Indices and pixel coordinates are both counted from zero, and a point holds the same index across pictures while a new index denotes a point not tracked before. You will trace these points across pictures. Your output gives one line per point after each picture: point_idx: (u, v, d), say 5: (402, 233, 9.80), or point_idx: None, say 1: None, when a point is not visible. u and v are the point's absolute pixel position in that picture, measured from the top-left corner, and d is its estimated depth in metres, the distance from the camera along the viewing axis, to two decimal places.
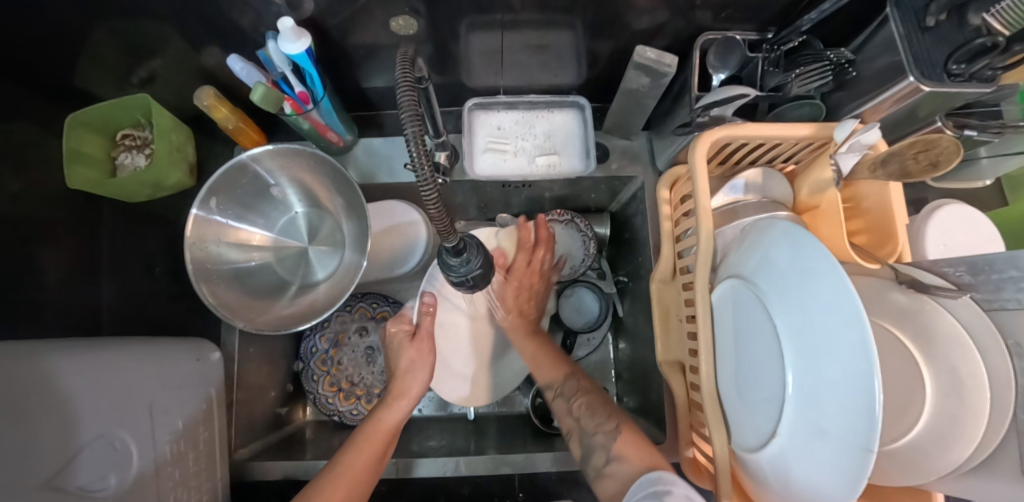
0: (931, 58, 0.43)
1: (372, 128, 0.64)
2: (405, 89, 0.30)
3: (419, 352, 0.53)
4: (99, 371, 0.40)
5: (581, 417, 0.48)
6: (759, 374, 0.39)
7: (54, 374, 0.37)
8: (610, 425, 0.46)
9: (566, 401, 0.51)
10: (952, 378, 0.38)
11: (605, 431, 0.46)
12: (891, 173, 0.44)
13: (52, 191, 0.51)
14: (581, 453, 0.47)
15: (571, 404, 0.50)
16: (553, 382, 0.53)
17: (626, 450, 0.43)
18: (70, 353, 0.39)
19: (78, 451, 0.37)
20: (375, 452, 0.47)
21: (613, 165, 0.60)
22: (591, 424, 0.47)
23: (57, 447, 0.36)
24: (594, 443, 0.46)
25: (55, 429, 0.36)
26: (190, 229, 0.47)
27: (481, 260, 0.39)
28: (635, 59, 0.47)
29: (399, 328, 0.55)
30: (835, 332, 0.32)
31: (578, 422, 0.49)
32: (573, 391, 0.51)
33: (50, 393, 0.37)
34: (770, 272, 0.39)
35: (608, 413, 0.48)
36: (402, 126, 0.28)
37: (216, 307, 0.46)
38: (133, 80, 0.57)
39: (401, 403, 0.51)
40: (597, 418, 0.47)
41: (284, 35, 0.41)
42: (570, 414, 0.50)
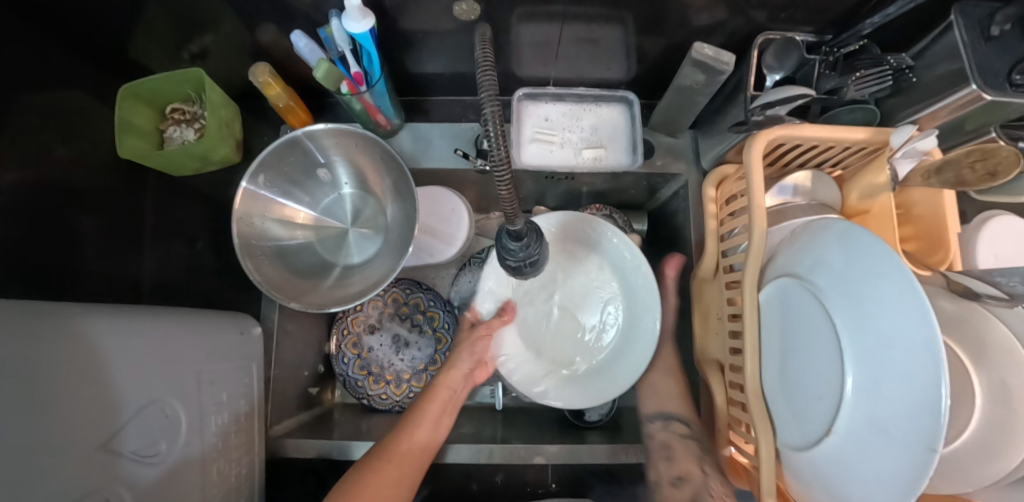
0: (993, 68, 0.42)
1: (417, 113, 0.64)
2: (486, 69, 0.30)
3: (475, 343, 0.59)
4: (149, 337, 0.39)
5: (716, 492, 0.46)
6: (812, 374, 0.39)
7: (103, 337, 0.35)
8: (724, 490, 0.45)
9: (701, 463, 0.49)
10: (1000, 386, 0.38)
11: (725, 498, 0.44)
12: (946, 181, 0.44)
13: (101, 161, 0.52)
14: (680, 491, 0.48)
15: (710, 483, 0.47)
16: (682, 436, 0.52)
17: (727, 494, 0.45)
18: (116, 316, 0.37)
19: (127, 418, 0.36)
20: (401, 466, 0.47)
21: (657, 162, 0.60)
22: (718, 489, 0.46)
23: (114, 411, 0.35)
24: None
25: (108, 396, 0.34)
26: (238, 203, 0.48)
27: (540, 247, 0.39)
28: (692, 56, 0.47)
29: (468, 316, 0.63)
30: (901, 331, 0.32)
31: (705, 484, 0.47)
32: (707, 462, 0.49)
33: (100, 358, 0.35)
34: (826, 272, 0.39)
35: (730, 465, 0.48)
36: (482, 107, 0.28)
37: (260, 283, 0.47)
38: (185, 55, 0.57)
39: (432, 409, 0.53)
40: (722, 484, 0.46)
41: (350, 13, 0.41)
42: (703, 483, 0.47)
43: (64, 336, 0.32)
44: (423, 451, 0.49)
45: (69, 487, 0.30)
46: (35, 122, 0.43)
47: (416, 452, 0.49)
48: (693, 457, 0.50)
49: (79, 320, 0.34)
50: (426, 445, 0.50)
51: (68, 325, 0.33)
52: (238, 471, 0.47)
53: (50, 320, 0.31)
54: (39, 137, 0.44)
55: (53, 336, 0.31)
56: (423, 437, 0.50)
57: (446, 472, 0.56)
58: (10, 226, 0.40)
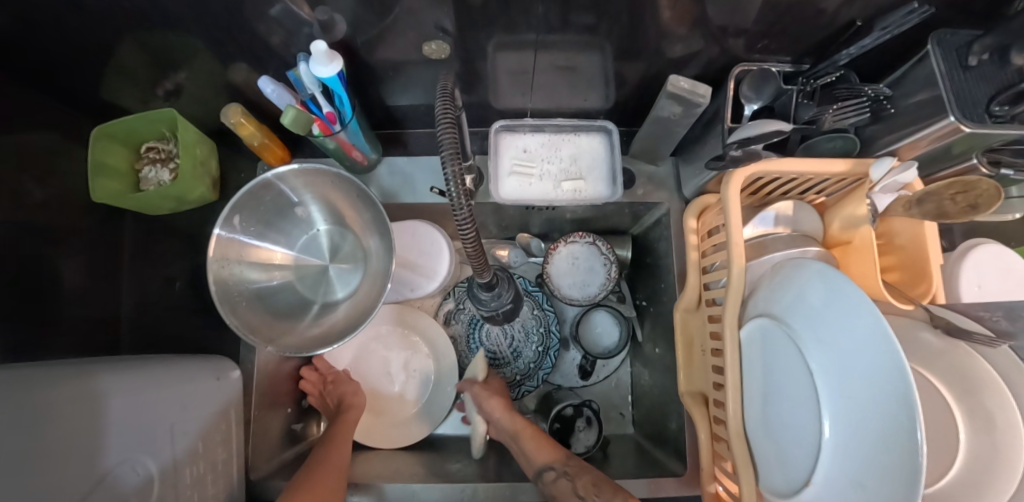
0: (972, 98, 0.41)
1: (395, 146, 0.64)
2: (446, 124, 0.31)
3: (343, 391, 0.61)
4: (129, 393, 0.40)
5: (585, 494, 0.49)
6: (790, 418, 0.38)
7: (89, 392, 0.38)
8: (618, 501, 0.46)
9: (570, 481, 0.50)
10: (984, 417, 0.37)
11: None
12: (926, 212, 0.43)
13: (76, 203, 0.51)
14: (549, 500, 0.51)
15: (575, 482, 0.50)
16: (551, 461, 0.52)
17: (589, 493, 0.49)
18: (99, 376, 0.39)
19: (105, 473, 0.36)
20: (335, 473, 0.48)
21: (638, 191, 0.60)
22: (596, 500, 0.47)
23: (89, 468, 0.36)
24: None
25: (84, 454, 0.36)
26: (213, 249, 0.47)
27: (511, 294, 0.39)
28: (668, 89, 0.47)
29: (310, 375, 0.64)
30: (876, 384, 0.31)
31: (581, 500, 0.48)
32: (574, 475, 0.51)
33: (94, 412, 0.38)
34: (803, 314, 0.38)
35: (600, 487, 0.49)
36: (441, 160, 0.29)
37: (238, 328, 0.45)
38: (159, 93, 0.57)
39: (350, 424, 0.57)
40: (602, 494, 0.48)
41: (317, 57, 0.41)
42: (572, 492, 0.49)
43: (59, 393, 0.35)
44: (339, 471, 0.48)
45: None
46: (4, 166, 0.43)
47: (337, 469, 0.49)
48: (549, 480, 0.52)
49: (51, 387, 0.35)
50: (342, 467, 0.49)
51: (43, 389, 0.35)
52: None
53: (44, 383, 0.35)
54: (11, 182, 0.43)
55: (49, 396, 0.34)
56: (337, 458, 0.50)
57: None
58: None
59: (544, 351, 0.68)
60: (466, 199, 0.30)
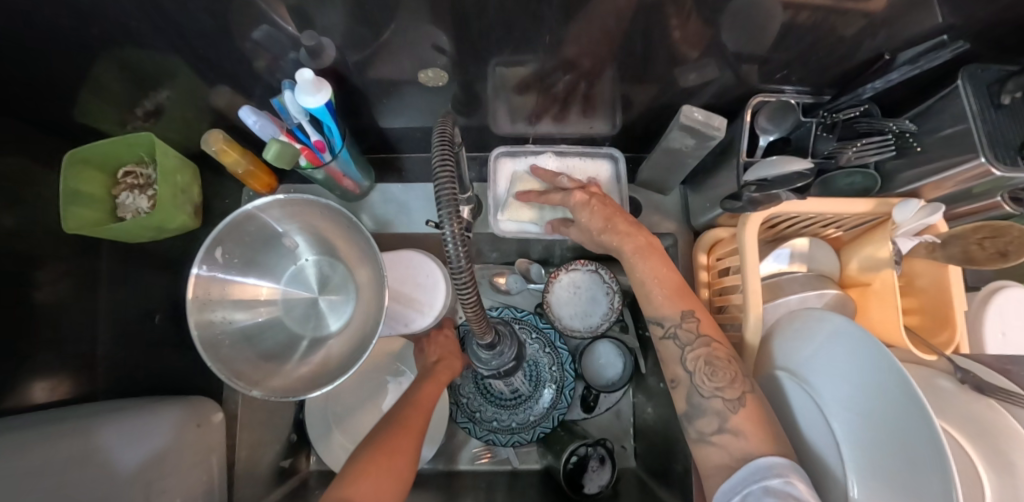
0: (1004, 138, 0.39)
1: (390, 171, 0.61)
2: (442, 165, 0.28)
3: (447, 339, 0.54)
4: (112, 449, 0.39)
5: (695, 370, 0.39)
6: (815, 480, 0.36)
7: (68, 455, 0.36)
8: (733, 394, 0.36)
9: (681, 347, 0.40)
10: (1003, 460, 0.32)
11: (724, 397, 0.36)
12: (952, 256, 0.41)
13: (47, 231, 0.48)
14: (682, 410, 0.39)
15: (688, 351, 0.39)
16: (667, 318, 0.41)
17: (744, 424, 0.35)
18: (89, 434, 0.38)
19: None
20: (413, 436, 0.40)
21: (645, 220, 0.57)
22: (707, 385, 0.38)
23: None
24: (706, 406, 0.37)
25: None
26: (192, 290, 0.43)
27: (513, 351, 0.36)
28: (680, 120, 0.44)
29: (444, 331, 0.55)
30: (911, 460, 0.28)
31: (690, 375, 0.39)
32: (689, 338, 0.40)
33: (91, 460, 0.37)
34: (826, 371, 0.36)
35: (733, 377, 0.37)
36: (438, 220, 0.26)
37: (220, 372, 0.41)
38: (138, 113, 0.53)
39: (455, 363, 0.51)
40: (717, 379, 0.37)
41: (303, 86, 0.38)
42: (681, 362, 0.40)
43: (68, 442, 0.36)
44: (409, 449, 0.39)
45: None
46: None
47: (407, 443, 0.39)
48: (673, 357, 0.40)
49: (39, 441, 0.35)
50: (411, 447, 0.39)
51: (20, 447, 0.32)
52: None
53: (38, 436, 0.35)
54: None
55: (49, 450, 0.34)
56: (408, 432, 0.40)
57: None
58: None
59: (560, 391, 0.63)
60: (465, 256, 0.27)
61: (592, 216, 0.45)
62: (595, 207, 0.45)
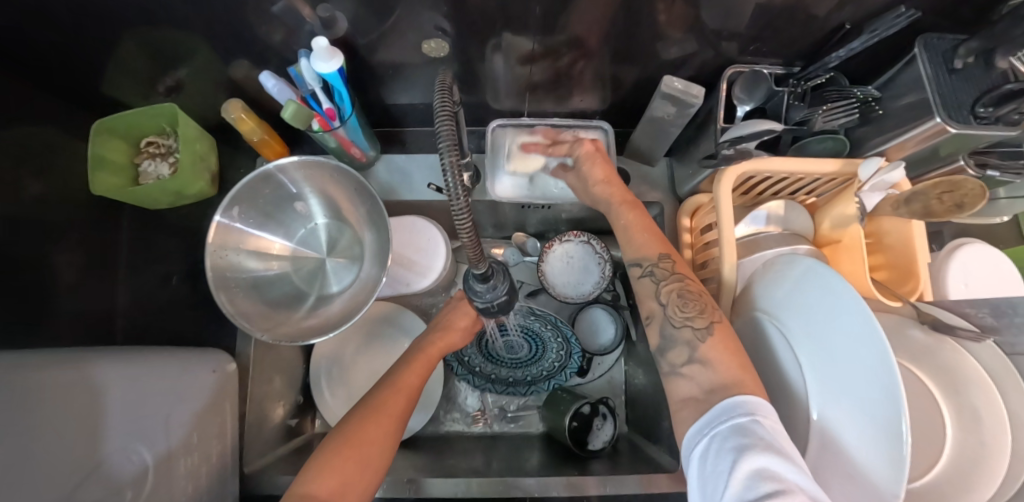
0: (957, 99, 0.42)
1: (394, 144, 0.64)
2: (444, 116, 0.30)
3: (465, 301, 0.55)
4: (120, 384, 0.41)
5: (668, 303, 0.41)
6: (786, 405, 0.40)
7: (70, 387, 0.38)
8: (702, 322, 0.39)
9: (658, 282, 0.42)
10: (970, 410, 0.39)
11: (694, 326, 0.39)
12: (914, 211, 0.44)
13: (74, 197, 0.51)
14: (655, 344, 0.42)
15: (662, 286, 0.42)
16: (646, 259, 0.43)
17: (712, 353, 0.37)
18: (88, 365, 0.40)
19: (108, 455, 0.39)
20: (386, 429, 0.43)
21: (633, 190, 0.61)
22: (678, 314, 0.40)
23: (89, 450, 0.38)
24: (677, 336, 0.39)
25: (74, 442, 0.37)
26: (212, 236, 0.48)
27: (507, 287, 0.39)
28: (662, 89, 0.48)
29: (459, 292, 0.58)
30: (868, 377, 0.31)
31: (664, 307, 0.41)
32: (664, 272, 0.43)
33: (93, 394, 0.40)
34: (795, 309, 0.39)
35: (703, 308, 0.40)
36: (439, 153, 0.27)
37: (234, 317, 0.47)
38: (160, 89, 0.57)
39: (453, 336, 0.53)
40: (688, 310, 0.40)
41: (318, 53, 0.41)
42: (656, 297, 0.42)
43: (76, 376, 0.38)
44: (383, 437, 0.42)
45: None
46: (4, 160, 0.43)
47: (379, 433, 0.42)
48: (647, 291, 0.43)
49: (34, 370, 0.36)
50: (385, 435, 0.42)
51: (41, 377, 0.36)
52: None
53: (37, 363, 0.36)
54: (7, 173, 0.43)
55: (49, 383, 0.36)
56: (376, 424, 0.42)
57: None
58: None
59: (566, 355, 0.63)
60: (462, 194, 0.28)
61: (596, 172, 0.49)
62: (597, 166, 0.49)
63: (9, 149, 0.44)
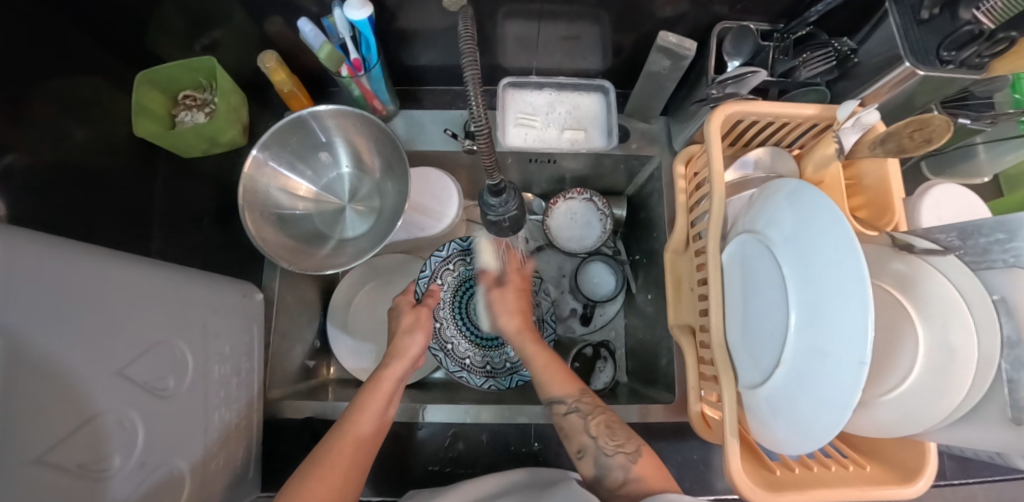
0: (924, 47, 0.47)
1: (410, 102, 0.69)
2: (469, 56, 0.35)
3: (419, 317, 0.58)
4: (144, 275, 0.40)
5: (598, 436, 0.47)
6: (764, 319, 0.42)
7: (114, 271, 0.37)
8: (632, 448, 0.46)
9: (584, 417, 0.49)
10: (945, 346, 0.40)
11: (625, 453, 0.45)
12: (889, 150, 0.48)
13: (118, 141, 0.56)
14: (592, 475, 0.47)
15: (589, 421, 0.48)
16: (568, 397, 0.50)
17: (644, 471, 0.44)
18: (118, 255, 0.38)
19: (157, 341, 0.40)
20: (351, 451, 0.46)
21: (633, 145, 0.65)
22: (609, 445, 0.46)
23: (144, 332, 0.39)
24: (611, 463, 0.45)
25: (118, 322, 0.36)
26: (247, 165, 0.53)
27: (517, 204, 0.43)
28: (658, 43, 0.52)
29: (406, 298, 0.61)
30: (838, 267, 0.35)
31: (595, 441, 0.47)
32: (584, 409, 0.49)
33: (148, 286, 0.40)
34: (778, 225, 0.43)
35: (628, 437, 0.47)
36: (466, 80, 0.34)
37: (263, 246, 0.51)
38: (197, 47, 0.63)
39: (398, 365, 0.54)
40: (617, 439, 0.46)
41: (351, 2, 0.47)
42: (586, 432, 0.48)
43: (128, 266, 0.39)
44: (370, 436, 0.48)
45: (67, 419, 0.30)
46: (51, 107, 0.48)
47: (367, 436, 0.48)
48: (578, 430, 0.48)
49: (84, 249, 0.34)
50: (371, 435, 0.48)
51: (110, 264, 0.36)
52: (237, 424, 0.50)
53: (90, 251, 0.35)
54: (50, 115, 0.48)
55: (108, 268, 0.36)
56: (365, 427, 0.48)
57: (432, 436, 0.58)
58: (25, 191, 0.43)
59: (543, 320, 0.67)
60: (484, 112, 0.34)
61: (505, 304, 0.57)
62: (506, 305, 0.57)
63: (52, 94, 0.48)
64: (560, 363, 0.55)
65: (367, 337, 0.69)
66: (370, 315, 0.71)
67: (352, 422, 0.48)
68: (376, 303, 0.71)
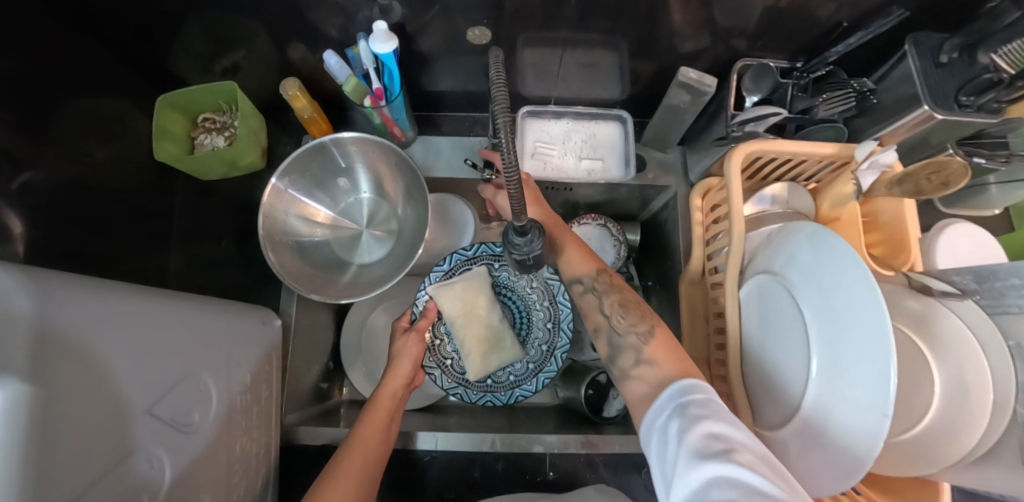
0: (942, 90, 0.48)
1: (428, 127, 0.70)
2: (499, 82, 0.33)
3: (407, 343, 0.57)
4: (165, 311, 0.40)
5: (611, 314, 0.48)
6: (785, 360, 0.42)
7: (137, 310, 0.37)
8: (643, 325, 0.45)
9: (599, 297, 0.50)
10: (958, 380, 0.41)
11: (636, 333, 0.45)
12: (906, 191, 0.48)
13: (138, 162, 0.56)
14: (608, 354, 0.47)
15: (604, 299, 0.50)
16: (586, 275, 0.52)
17: (658, 355, 0.43)
18: (140, 292, 0.38)
19: (186, 374, 0.40)
20: (379, 433, 0.49)
21: (649, 174, 0.66)
22: (622, 323, 0.46)
23: (174, 366, 0.39)
24: (623, 343, 0.45)
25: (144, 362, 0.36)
26: (268, 196, 0.54)
27: (541, 243, 0.43)
28: (678, 78, 0.53)
29: (399, 324, 0.61)
30: (858, 314, 0.35)
31: (607, 319, 0.48)
32: (601, 291, 0.50)
33: (175, 321, 0.41)
34: (797, 267, 0.43)
35: (642, 317, 0.47)
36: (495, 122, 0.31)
37: (282, 275, 0.52)
38: (217, 69, 0.63)
39: (393, 384, 0.54)
40: (630, 319, 0.46)
41: (377, 35, 0.47)
42: (600, 310, 0.49)
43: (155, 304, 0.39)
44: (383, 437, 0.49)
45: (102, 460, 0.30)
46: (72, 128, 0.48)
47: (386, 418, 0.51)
48: (593, 306, 0.50)
49: (104, 289, 0.34)
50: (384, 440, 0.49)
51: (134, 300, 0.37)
52: (255, 452, 0.50)
53: (114, 291, 0.35)
54: (72, 139, 0.48)
55: (132, 308, 0.36)
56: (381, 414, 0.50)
57: (448, 462, 0.58)
58: (43, 219, 0.43)
59: (555, 328, 0.64)
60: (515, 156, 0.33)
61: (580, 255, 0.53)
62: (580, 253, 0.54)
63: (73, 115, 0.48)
64: (584, 247, 0.56)
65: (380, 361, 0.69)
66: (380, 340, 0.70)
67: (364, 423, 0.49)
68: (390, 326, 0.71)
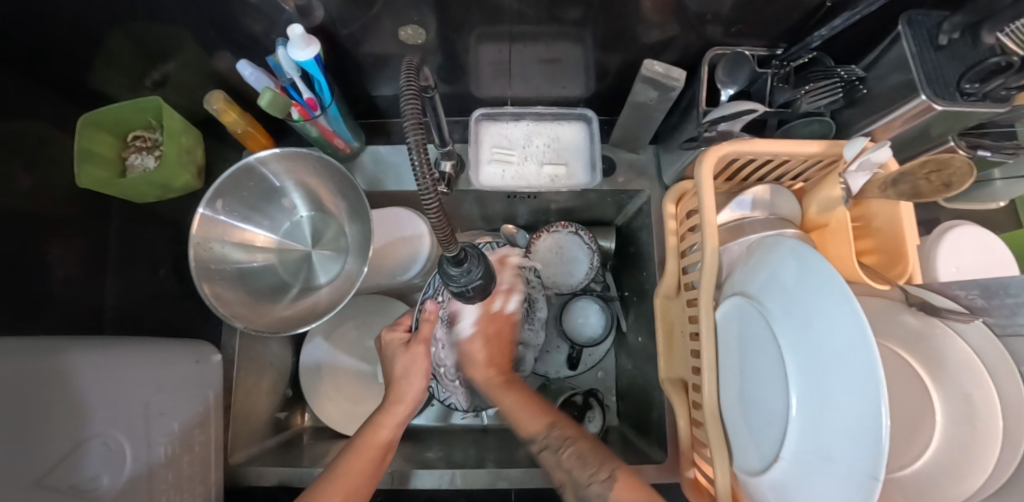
0: (942, 76, 0.41)
1: (379, 135, 0.65)
2: (409, 96, 0.29)
3: (414, 358, 0.51)
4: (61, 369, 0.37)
5: (571, 468, 0.43)
6: (763, 397, 0.38)
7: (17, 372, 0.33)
8: (604, 474, 0.41)
9: (554, 453, 0.44)
10: (964, 403, 0.36)
11: (600, 480, 0.41)
12: (902, 192, 0.42)
13: (62, 189, 0.52)
14: None
15: (562, 454, 0.44)
16: (537, 435, 0.46)
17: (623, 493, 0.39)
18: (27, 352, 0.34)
19: (84, 439, 0.37)
20: (372, 462, 0.45)
21: (619, 178, 0.61)
22: (583, 475, 0.42)
23: (59, 436, 0.35)
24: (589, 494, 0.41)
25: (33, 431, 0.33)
26: (196, 227, 0.48)
27: (482, 270, 0.38)
28: (643, 73, 0.47)
29: (397, 334, 0.54)
30: (843, 353, 0.30)
31: (570, 474, 0.43)
32: (563, 436, 0.45)
33: (63, 384, 0.37)
34: (778, 290, 0.38)
35: (601, 460, 0.43)
36: (402, 133, 0.27)
37: (216, 306, 0.47)
38: (146, 84, 0.58)
39: (398, 410, 0.49)
40: (590, 467, 0.42)
41: (295, 41, 0.41)
42: (560, 466, 0.44)
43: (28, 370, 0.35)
44: (382, 451, 0.47)
45: None
46: None
47: (379, 450, 0.46)
48: (554, 465, 0.44)
49: None
50: (388, 445, 0.47)
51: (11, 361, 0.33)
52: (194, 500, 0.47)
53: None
54: None
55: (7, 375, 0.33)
56: (385, 435, 0.47)
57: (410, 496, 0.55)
58: None
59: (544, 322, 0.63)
60: (432, 183, 0.27)
61: (478, 351, 0.53)
62: (484, 348, 0.53)
63: None
64: (535, 396, 0.50)
65: (341, 385, 0.65)
66: (347, 363, 0.67)
67: (368, 433, 0.47)
68: (353, 348, 0.67)
